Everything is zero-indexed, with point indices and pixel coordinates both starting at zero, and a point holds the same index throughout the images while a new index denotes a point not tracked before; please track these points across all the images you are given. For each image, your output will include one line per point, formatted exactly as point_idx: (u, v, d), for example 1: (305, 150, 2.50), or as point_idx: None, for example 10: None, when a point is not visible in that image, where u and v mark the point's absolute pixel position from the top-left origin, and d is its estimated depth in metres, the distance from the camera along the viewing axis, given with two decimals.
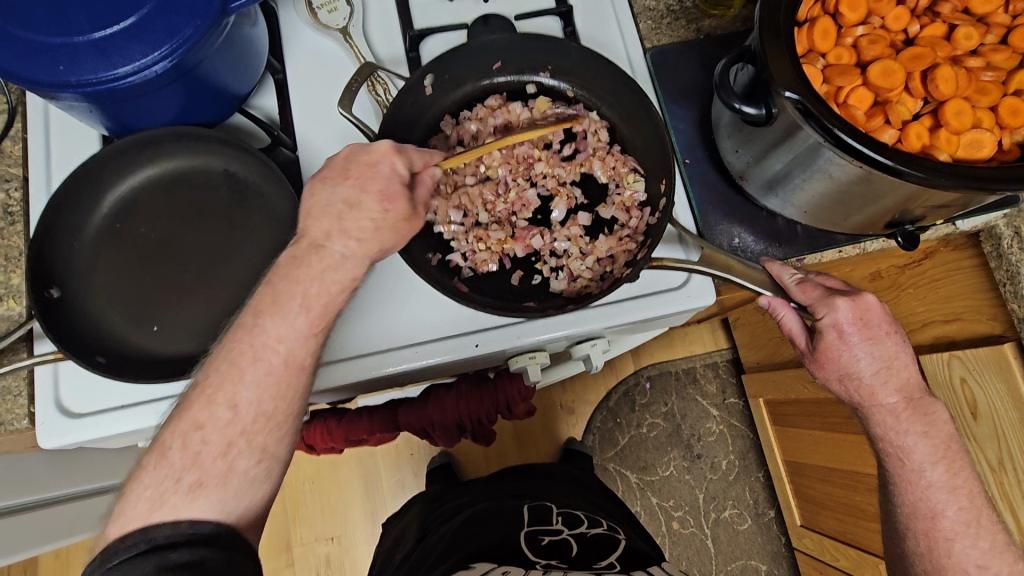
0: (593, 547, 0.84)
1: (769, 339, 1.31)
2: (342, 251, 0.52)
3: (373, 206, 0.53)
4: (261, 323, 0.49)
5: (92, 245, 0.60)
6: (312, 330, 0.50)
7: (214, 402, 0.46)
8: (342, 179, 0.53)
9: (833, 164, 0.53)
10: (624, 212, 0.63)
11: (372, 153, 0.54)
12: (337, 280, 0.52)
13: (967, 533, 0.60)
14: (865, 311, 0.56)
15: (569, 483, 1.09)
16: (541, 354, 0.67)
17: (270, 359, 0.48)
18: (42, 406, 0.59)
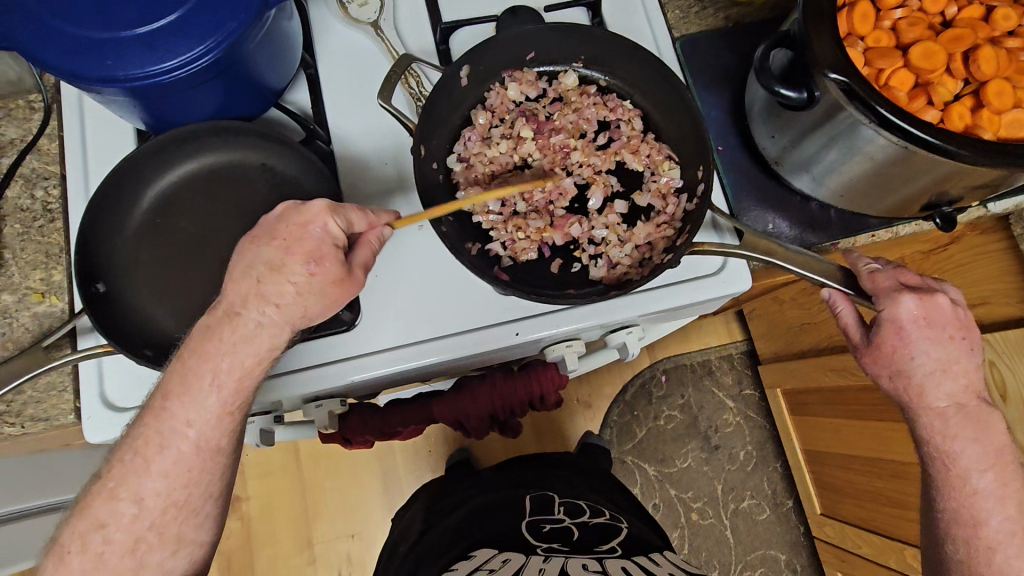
0: (596, 535, 0.84)
1: (786, 329, 1.32)
2: (256, 319, 0.50)
3: (298, 268, 0.50)
4: (168, 408, 0.49)
5: (133, 239, 0.60)
6: (225, 409, 0.50)
7: (117, 497, 0.49)
8: (269, 239, 0.50)
9: (873, 146, 0.53)
10: (661, 199, 0.64)
11: (304, 213, 0.51)
12: (250, 352, 0.50)
13: (1013, 542, 0.57)
14: (932, 310, 0.57)
15: (578, 472, 1.06)
16: (577, 342, 0.69)
17: (179, 446, 0.49)
18: (88, 401, 0.60)
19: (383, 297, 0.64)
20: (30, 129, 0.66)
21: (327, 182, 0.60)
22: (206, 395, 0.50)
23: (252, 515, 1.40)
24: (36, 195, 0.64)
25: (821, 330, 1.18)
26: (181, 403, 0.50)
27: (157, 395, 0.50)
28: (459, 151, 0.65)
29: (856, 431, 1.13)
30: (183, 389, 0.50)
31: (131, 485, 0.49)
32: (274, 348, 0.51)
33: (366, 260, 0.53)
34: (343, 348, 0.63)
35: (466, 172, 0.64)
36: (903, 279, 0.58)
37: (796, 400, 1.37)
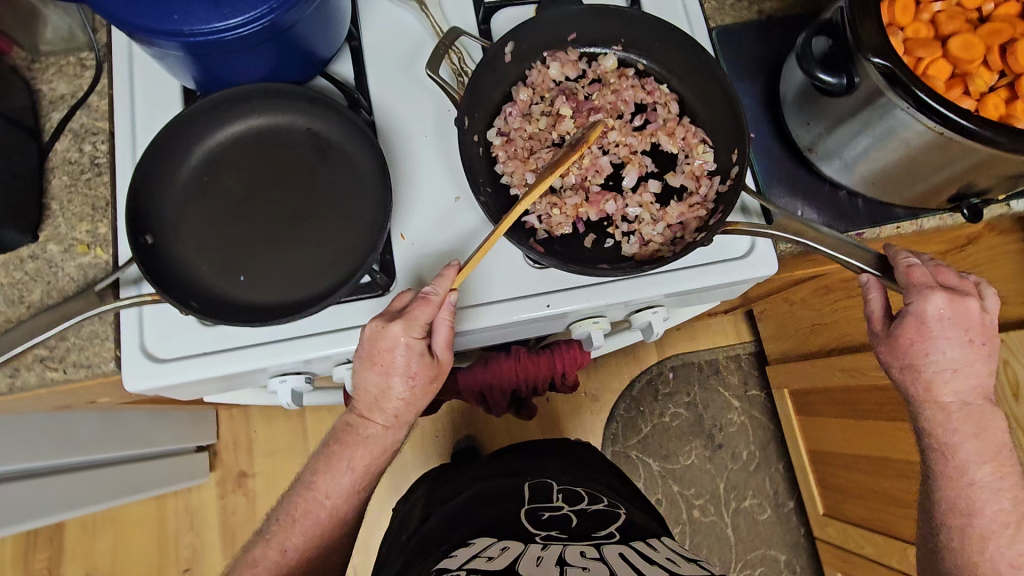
0: (593, 521, 0.80)
1: (796, 329, 1.34)
2: (382, 424, 0.65)
3: (401, 383, 0.62)
4: (317, 482, 0.66)
5: (181, 195, 0.62)
6: (354, 486, 0.67)
7: (273, 542, 0.65)
8: (370, 367, 0.61)
9: (911, 131, 0.55)
10: (694, 180, 0.65)
11: (386, 339, 0.59)
12: (377, 446, 0.66)
13: (1004, 533, 0.61)
14: (956, 314, 0.60)
15: (581, 456, 1.06)
16: (604, 319, 0.70)
17: (318, 512, 0.66)
18: (129, 349, 0.61)
19: (417, 263, 0.66)
20: (80, 85, 0.68)
21: (372, 148, 0.62)
22: (343, 474, 0.66)
23: (258, 491, 1.46)
24: (85, 149, 0.66)
25: (832, 330, 1.19)
26: (326, 479, 0.66)
27: (309, 469, 0.68)
28: (498, 126, 0.66)
29: (863, 431, 1.15)
30: (329, 468, 0.66)
31: (280, 538, 0.65)
32: (395, 440, 0.67)
33: (446, 341, 0.62)
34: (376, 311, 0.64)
35: (505, 146, 0.65)
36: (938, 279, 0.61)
37: (802, 401, 1.38)
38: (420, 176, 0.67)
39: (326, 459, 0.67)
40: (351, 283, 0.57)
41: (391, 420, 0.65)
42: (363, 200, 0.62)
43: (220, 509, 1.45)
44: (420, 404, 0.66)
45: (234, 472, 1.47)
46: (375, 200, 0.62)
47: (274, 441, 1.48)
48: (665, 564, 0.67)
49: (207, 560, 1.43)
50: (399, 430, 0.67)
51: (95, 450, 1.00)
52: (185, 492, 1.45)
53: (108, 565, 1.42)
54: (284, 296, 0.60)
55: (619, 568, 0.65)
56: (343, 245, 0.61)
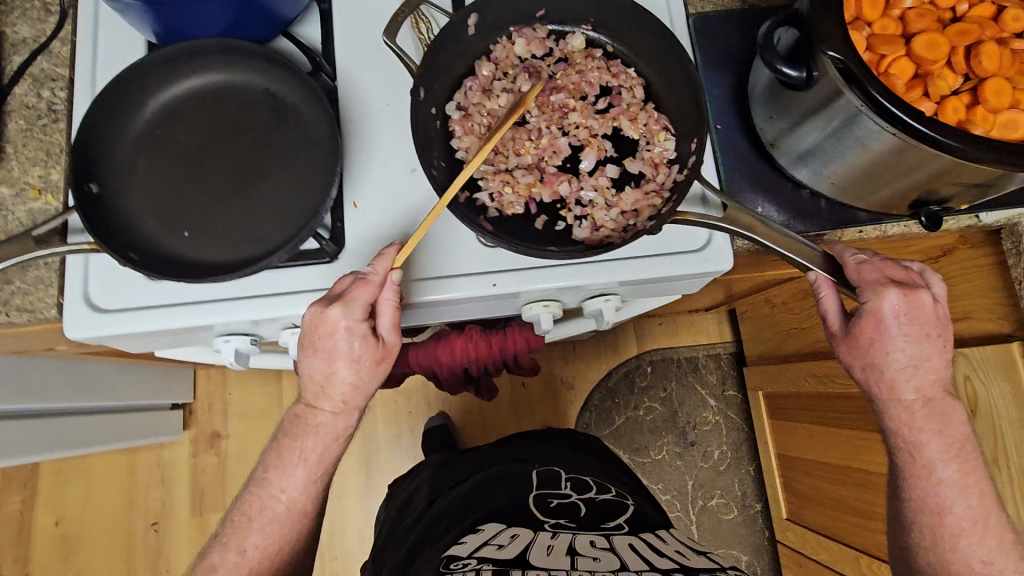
0: (602, 511, 0.81)
1: (774, 332, 1.33)
2: (331, 410, 0.64)
3: (347, 368, 0.61)
4: (269, 476, 0.66)
5: (133, 145, 0.61)
6: (312, 477, 0.66)
7: (228, 547, 0.64)
8: (312, 354, 0.60)
9: (869, 133, 0.54)
10: (652, 167, 0.64)
11: (326, 323, 0.58)
12: (331, 432, 0.65)
13: (974, 530, 0.63)
14: (911, 305, 0.59)
15: (552, 439, 1.06)
16: (555, 303, 0.70)
17: (273, 505, 0.65)
18: (71, 297, 0.62)
19: (367, 233, 0.65)
20: (43, 31, 0.67)
21: (326, 111, 0.61)
22: (297, 465, 0.65)
23: (229, 452, 1.48)
24: (43, 95, 0.65)
25: (807, 335, 1.18)
26: (278, 473, 0.65)
27: (260, 466, 0.67)
28: (458, 100, 0.65)
29: (828, 439, 1.14)
30: (279, 461, 0.65)
31: (237, 539, 0.65)
32: (348, 427, 0.66)
33: (392, 322, 0.61)
34: (322, 277, 0.64)
35: (463, 121, 0.64)
36: (888, 273, 0.60)
37: (775, 404, 1.37)
38: (378, 145, 0.67)
39: (276, 455, 0.66)
40: (290, 247, 0.57)
41: (340, 405, 0.64)
42: (314, 164, 0.61)
43: (192, 466, 1.47)
44: (371, 388, 0.64)
45: (208, 432, 1.48)
46: (325, 164, 0.61)
47: (249, 404, 1.49)
48: (676, 557, 0.68)
49: (177, 515, 1.46)
50: (350, 416, 0.65)
51: (55, 395, 1.03)
52: (159, 448, 1.48)
53: (81, 512, 1.45)
54: (228, 254, 0.59)
55: (627, 557, 0.67)
56: (289, 208, 0.60)
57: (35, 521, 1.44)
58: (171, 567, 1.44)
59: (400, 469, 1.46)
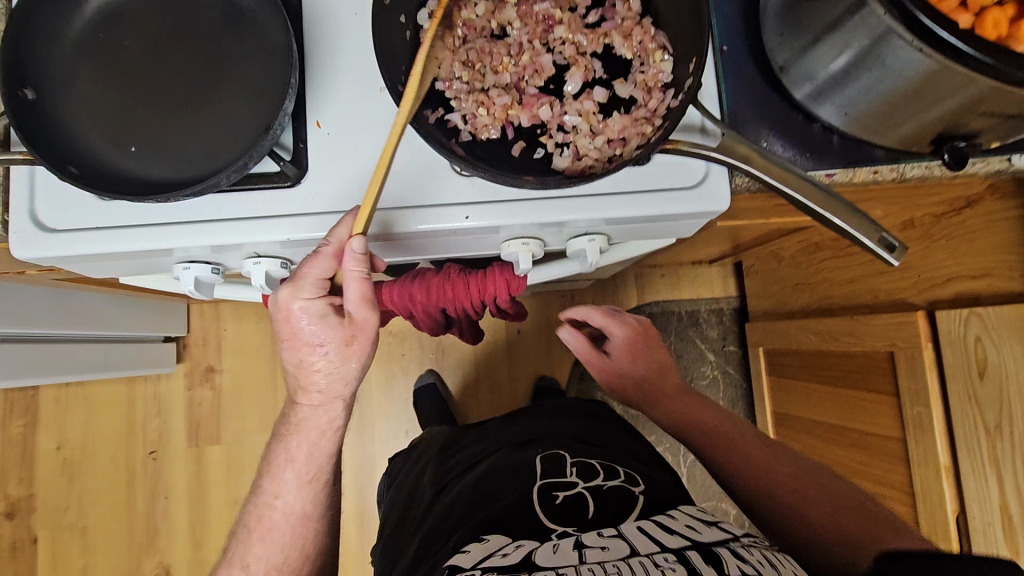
0: (610, 495, 0.72)
1: (780, 287, 1.27)
2: (310, 404, 0.66)
3: (312, 354, 0.62)
4: (264, 487, 0.71)
5: (73, 49, 0.56)
6: (303, 479, 0.70)
7: (236, 564, 0.71)
8: (281, 343, 0.62)
9: (892, 52, 0.47)
10: (645, 92, 0.57)
11: (281, 309, 0.60)
12: (314, 427, 0.67)
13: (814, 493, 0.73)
14: (636, 338, 0.96)
15: (548, 413, 1.02)
16: (535, 241, 0.65)
17: (271, 511, 0.70)
18: (17, 215, 0.58)
19: (330, 156, 0.60)
20: None
21: (281, 16, 0.55)
22: (287, 471, 0.70)
23: (224, 387, 1.49)
24: None
25: (814, 291, 1.12)
26: (271, 482, 0.71)
27: (256, 477, 0.73)
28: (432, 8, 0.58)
29: (827, 398, 1.09)
30: (273, 472, 0.70)
31: (241, 553, 0.70)
32: (334, 417, 0.68)
33: (359, 294, 0.59)
34: (281, 203, 0.60)
35: None
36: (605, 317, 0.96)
37: (774, 361, 1.33)
38: (344, 58, 0.60)
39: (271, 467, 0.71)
40: (239, 166, 0.52)
41: (321, 397, 0.65)
42: (269, 75, 0.56)
43: (188, 399, 1.49)
44: (348, 374, 0.64)
45: (202, 366, 1.49)
46: (281, 74, 0.55)
47: (242, 340, 1.49)
48: (687, 531, 0.62)
49: (174, 446, 1.48)
50: (333, 407, 0.66)
51: (44, 323, 1.03)
52: (155, 379, 1.49)
53: (82, 439, 1.48)
54: (175, 173, 0.55)
55: (636, 540, 0.60)
56: (243, 124, 0.55)
57: (37, 444, 1.47)
58: (169, 495, 1.48)
59: (394, 411, 1.46)
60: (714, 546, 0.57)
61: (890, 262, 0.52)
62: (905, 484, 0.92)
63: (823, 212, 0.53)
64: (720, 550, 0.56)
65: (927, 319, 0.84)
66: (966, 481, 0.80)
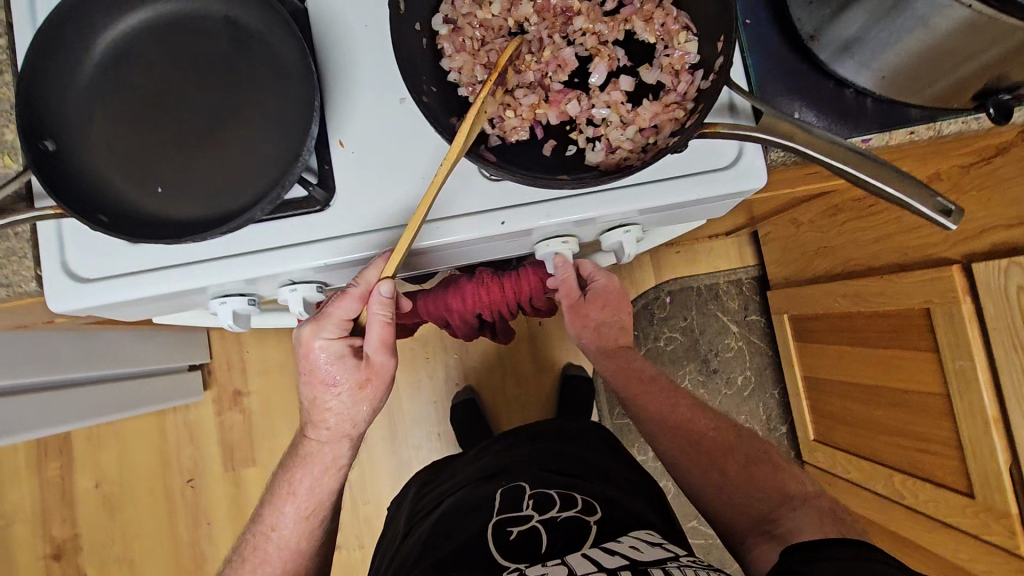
0: (564, 527, 0.75)
1: (801, 252, 1.25)
2: (319, 438, 0.70)
3: (326, 394, 0.66)
4: (263, 517, 0.73)
5: (86, 94, 0.55)
6: (302, 515, 0.72)
7: None
8: (301, 378, 0.66)
9: (934, 6, 0.45)
10: (672, 76, 0.56)
11: (304, 346, 0.64)
12: (320, 463, 0.71)
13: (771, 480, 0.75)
14: (614, 291, 0.81)
15: (525, 440, 1.00)
16: (572, 240, 0.65)
17: (265, 543, 0.72)
18: (49, 268, 0.58)
19: (358, 175, 0.59)
20: None
21: (295, 37, 0.53)
22: (285, 504, 0.72)
23: (253, 409, 1.49)
24: None
25: (838, 253, 1.11)
26: (269, 514, 0.73)
27: (257, 508, 0.76)
28: (445, 11, 0.56)
29: (858, 359, 1.09)
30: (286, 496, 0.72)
31: None
32: (337, 454, 0.71)
33: (382, 338, 0.63)
34: (313, 228, 0.59)
35: (452, 36, 0.56)
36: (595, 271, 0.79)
37: (801, 327, 1.32)
38: (359, 73, 0.59)
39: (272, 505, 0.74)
40: (273, 198, 0.51)
41: (330, 434, 0.69)
42: (289, 100, 0.54)
43: (218, 425, 1.49)
44: (358, 415, 0.68)
45: (229, 391, 1.49)
46: (299, 98, 0.54)
47: (266, 360, 1.49)
48: (628, 552, 0.65)
49: (209, 471, 1.49)
50: (341, 444, 0.71)
51: (76, 369, 1.03)
52: (184, 408, 1.49)
53: (118, 475, 1.48)
54: (204, 210, 0.54)
55: (577, 563, 0.64)
56: (269, 153, 0.54)
57: (76, 484, 1.47)
58: (211, 519, 1.49)
59: (423, 416, 1.46)
60: (649, 565, 0.61)
61: (948, 225, 0.51)
62: (952, 439, 0.91)
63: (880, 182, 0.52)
64: (653, 569, 0.60)
65: (963, 272, 0.84)
66: (1018, 432, 0.80)
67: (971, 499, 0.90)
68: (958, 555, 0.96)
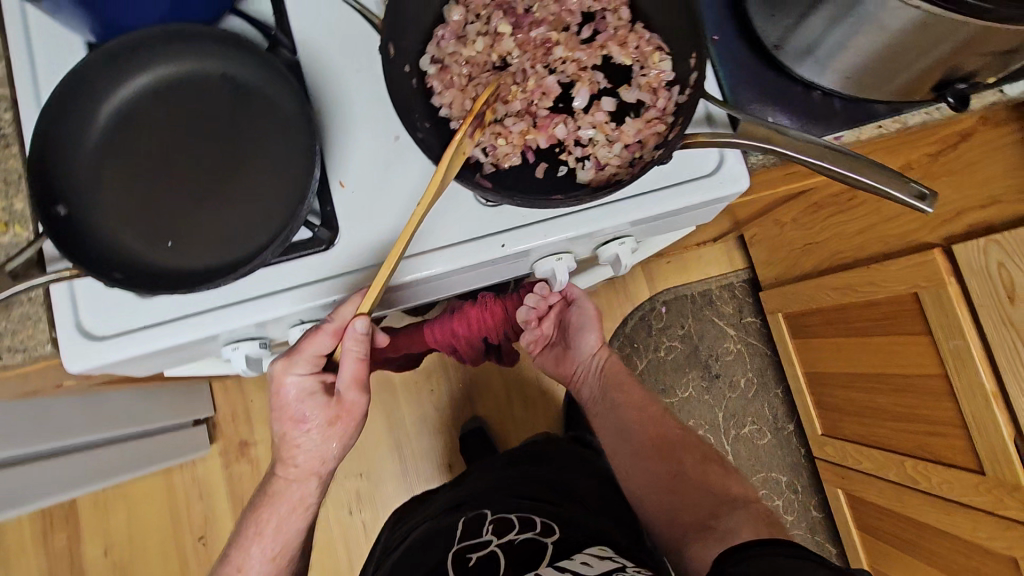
0: (521, 552, 0.75)
1: (789, 250, 1.28)
2: (288, 474, 0.71)
3: (296, 431, 0.68)
4: (229, 558, 0.73)
5: (93, 157, 0.57)
6: (268, 557, 0.72)
7: None
8: (273, 411, 0.67)
9: (885, 8, 0.48)
10: (651, 93, 0.59)
11: (276, 381, 0.64)
12: (286, 499, 0.72)
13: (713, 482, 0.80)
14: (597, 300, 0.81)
15: (500, 465, 0.99)
16: (567, 256, 0.67)
17: None
18: (65, 331, 0.59)
19: (360, 212, 0.61)
20: None
21: (293, 88, 0.56)
22: (251, 545, 0.73)
23: (261, 458, 1.47)
24: None
25: (823, 249, 1.15)
26: (237, 555, 0.73)
27: (228, 548, 0.75)
28: (432, 53, 0.60)
29: (855, 348, 1.11)
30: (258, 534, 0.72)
31: None
32: (303, 493, 0.72)
33: (355, 373, 0.64)
34: (319, 268, 0.60)
35: (440, 75, 0.59)
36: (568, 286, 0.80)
37: (797, 324, 1.34)
38: (354, 116, 0.62)
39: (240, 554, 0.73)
40: (282, 240, 0.53)
41: (298, 472, 0.71)
42: (290, 148, 0.57)
43: (226, 478, 1.47)
44: (327, 452, 0.70)
45: (236, 442, 1.47)
46: (300, 145, 0.56)
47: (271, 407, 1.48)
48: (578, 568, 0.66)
49: (219, 527, 1.46)
50: (309, 483, 0.72)
51: (80, 433, 1.03)
52: (189, 465, 1.47)
53: (127, 540, 1.45)
54: (214, 259, 0.56)
55: None
56: (275, 199, 0.56)
57: (84, 553, 1.44)
58: None
59: (431, 449, 1.45)
60: None
61: (925, 210, 0.54)
62: (957, 417, 0.93)
63: (854, 174, 0.55)
64: None
65: (945, 255, 0.87)
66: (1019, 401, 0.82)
67: (982, 475, 0.92)
68: (976, 534, 0.96)
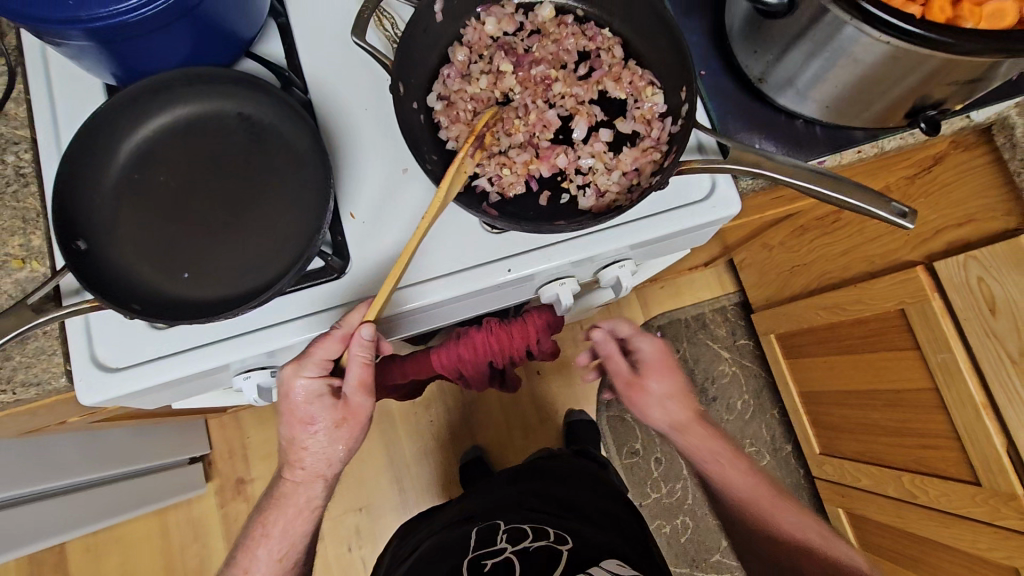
0: (535, 559, 0.79)
1: (778, 273, 1.32)
2: (296, 478, 0.71)
3: (303, 432, 0.67)
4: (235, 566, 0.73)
5: (112, 193, 0.59)
6: (274, 557, 0.72)
7: None
8: (280, 413, 0.67)
9: (856, 44, 0.52)
10: (645, 124, 0.63)
11: (283, 383, 0.64)
12: (293, 503, 0.72)
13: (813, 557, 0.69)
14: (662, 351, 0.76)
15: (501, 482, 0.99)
16: (570, 280, 0.69)
17: None
18: (80, 364, 0.59)
19: (371, 241, 0.63)
20: None
21: (307, 125, 0.59)
22: (258, 551, 0.72)
23: (257, 495, 1.45)
24: (7, 160, 0.64)
25: (811, 270, 1.19)
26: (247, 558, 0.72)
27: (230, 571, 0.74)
28: (439, 90, 0.64)
29: (847, 365, 1.14)
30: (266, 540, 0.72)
31: None
32: (312, 497, 0.72)
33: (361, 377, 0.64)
34: (332, 296, 0.62)
35: (447, 111, 0.63)
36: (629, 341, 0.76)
37: (790, 345, 1.36)
38: (364, 150, 0.65)
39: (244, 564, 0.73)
40: (298, 269, 0.55)
41: (305, 474, 0.71)
42: (304, 181, 0.59)
43: (223, 517, 1.44)
44: (334, 455, 0.70)
45: (232, 480, 1.45)
46: (314, 178, 0.59)
47: (269, 442, 1.47)
48: None
49: (214, 568, 1.42)
50: (316, 485, 0.72)
51: (77, 473, 1.01)
52: (184, 504, 1.44)
53: None
54: (229, 290, 0.57)
55: None
56: (289, 231, 0.59)
57: None
58: None
59: (432, 480, 1.44)
60: None
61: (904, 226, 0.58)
62: (950, 431, 0.95)
63: (836, 194, 0.58)
64: None
65: (927, 271, 0.91)
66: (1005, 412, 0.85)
67: (978, 486, 0.93)
68: (976, 545, 0.97)
